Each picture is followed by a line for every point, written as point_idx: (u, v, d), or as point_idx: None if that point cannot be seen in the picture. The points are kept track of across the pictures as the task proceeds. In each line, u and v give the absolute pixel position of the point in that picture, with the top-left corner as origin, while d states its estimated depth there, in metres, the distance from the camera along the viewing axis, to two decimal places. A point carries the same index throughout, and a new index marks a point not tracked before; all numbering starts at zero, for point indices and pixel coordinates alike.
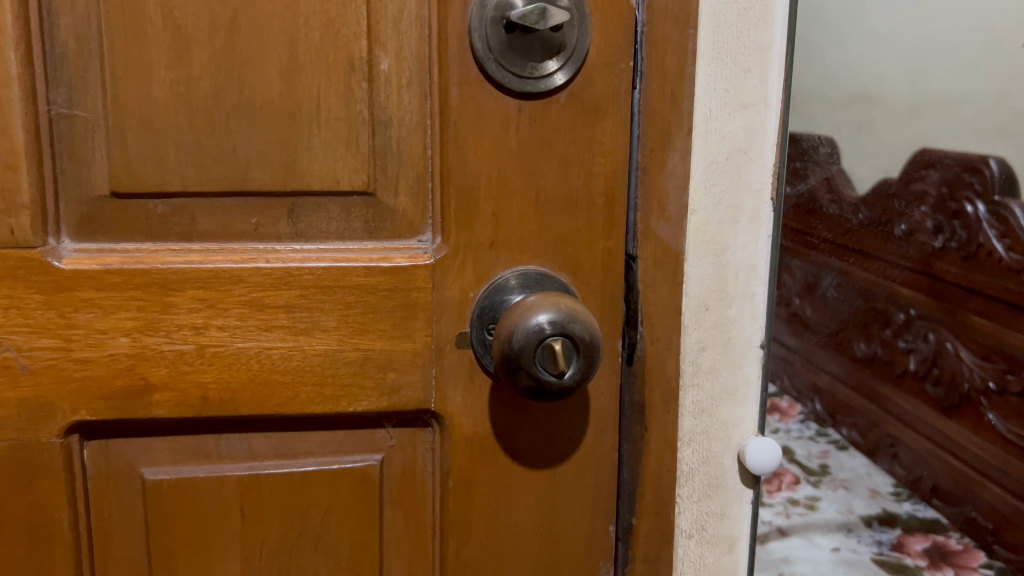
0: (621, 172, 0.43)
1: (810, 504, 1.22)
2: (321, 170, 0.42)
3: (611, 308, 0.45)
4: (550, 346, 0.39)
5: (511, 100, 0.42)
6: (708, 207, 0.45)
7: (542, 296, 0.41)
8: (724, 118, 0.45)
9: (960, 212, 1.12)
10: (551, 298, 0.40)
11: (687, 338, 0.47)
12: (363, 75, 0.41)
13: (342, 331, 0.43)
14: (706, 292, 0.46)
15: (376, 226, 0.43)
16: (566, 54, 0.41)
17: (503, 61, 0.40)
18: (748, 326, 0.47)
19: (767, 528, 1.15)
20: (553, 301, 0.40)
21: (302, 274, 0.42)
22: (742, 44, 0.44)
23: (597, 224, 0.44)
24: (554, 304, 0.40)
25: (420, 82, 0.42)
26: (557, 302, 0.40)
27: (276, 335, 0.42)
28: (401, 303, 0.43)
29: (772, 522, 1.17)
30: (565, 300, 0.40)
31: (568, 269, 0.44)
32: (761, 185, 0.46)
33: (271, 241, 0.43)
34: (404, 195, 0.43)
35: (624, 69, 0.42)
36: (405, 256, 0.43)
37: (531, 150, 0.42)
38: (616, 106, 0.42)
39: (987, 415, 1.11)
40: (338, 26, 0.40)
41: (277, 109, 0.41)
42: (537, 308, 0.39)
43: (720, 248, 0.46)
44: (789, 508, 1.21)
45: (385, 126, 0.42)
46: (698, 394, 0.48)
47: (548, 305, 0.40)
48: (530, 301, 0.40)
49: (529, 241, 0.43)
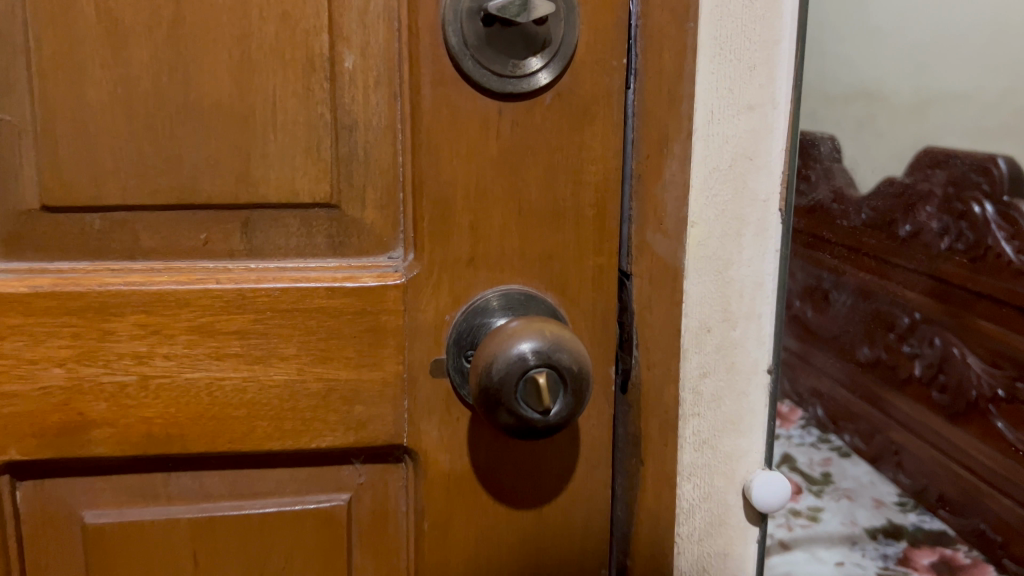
0: (613, 181, 0.39)
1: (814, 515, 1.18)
2: (278, 179, 0.37)
3: (601, 332, 0.41)
4: (532, 379, 0.35)
5: (490, 102, 0.37)
6: (709, 220, 0.41)
7: (527, 321, 0.36)
8: (727, 120, 0.40)
9: (968, 213, 1.06)
10: (536, 325, 0.36)
11: (688, 363, 0.42)
12: (323, 74, 0.37)
13: (302, 361, 0.38)
14: (708, 313, 0.42)
15: (341, 241, 0.39)
16: (551, 50, 0.36)
17: (481, 58, 0.36)
18: (754, 350, 0.43)
19: (768, 541, 1.11)
20: (539, 328, 0.36)
21: (256, 297, 0.37)
22: (747, 39, 0.40)
23: (587, 240, 0.39)
24: (539, 331, 0.36)
25: (388, 82, 0.38)
26: (543, 330, 0.36)
27: (228, 365, 0.38)
28: (368, 328, 0.38)
29: (773, 535, 1.13)
30: (552, 328, 0.36)
31: (555, 289, 0.40)
32: (769, 195, 0.41)
33: (223, 259, 0.38)
34: (372, 207, 0.39)
35: (617, 67, 0.38)
36: (372, 275, 0.38)
37: (513, 157, 0.38)
38: (607, 108, 0.38)
39: (996, 423, 1.06)
40: (294, 19, 0.36)
41: (227, 112, 0.36)
42: (519, 335, 0.35)
43: (724, 264, 0.42)
44: (792, 519, 1.17)
45: (349, 131, 0.38)
46: (699, 424, 0.43)
47: (532, 333, 0.35)
48: (514, 327, 0.36)
49: (510, 258, 0.39)
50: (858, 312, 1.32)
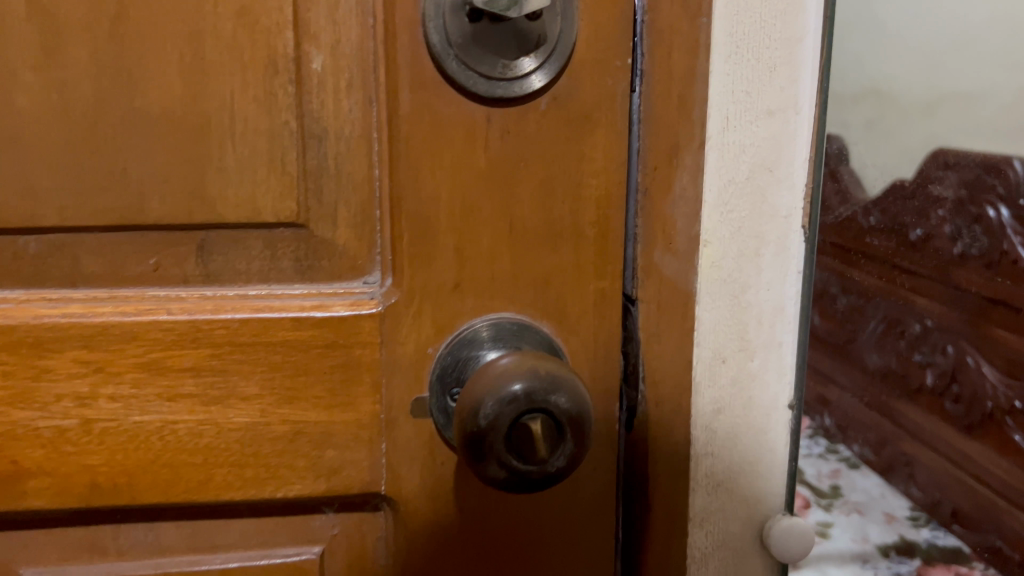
0: (616, 195, 0.35)
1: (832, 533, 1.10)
2: (237, 197, 0.33)
3: (604, 364, 0.36)
4: (524, 426, 0.30)
5: (478, 108, 0.33)
6: (724, 239, 0.37)
7: (518, 356, 0.32)
8: (744, 127, 0.36)
9: (980, 217, 0.98)
10: (527, 361, 0.31)
11: (701, 398, 0.38)
12: (288, 77, 0.33)
13: (265, 401, 0.34)
14: (723, 342, 0.38)
15: (309, 265, 0.34)
16: (546, 49, 0.32)
17: (466, 58, 0.32)
18: (773, 381, 0.39)
19: None
20: (531, 365, 0.31)
21: (213, 330, 0.33)
22: (767, 36, 0.35)
23: (587, 263, 0.35)
24: (531, 369, 0.31)
25: (362, 86, 0.33)
26: (535, 367, 0.31)
27: (182, 406, 0.34)
28: (340, 363, 0.34)
29: None
30: (546, 364, 0.31)
31: (552, 318, 0.35)
32: (790, 211, 0.37)
33: (176, 286, 0.34)
34: (345, 226, 0.34)
35: (620, 68, 0.34)
36: (343, 303, 0.34)
37: (503, 170, 0.34)
38: (609, 114, 0.34)
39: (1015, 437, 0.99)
40: (253, 15, 0.32)
41: (178, 121, 0.32)
42: (508, 375, 0.31)
43: (741, 287, 0.37)
44: None
45: (318, 141, 0.33)
46: (712, 464, 0.39)
47: (522, 372, 0.31)
48: (503, 364, 0.31)
49: (501, 283, 0.35)
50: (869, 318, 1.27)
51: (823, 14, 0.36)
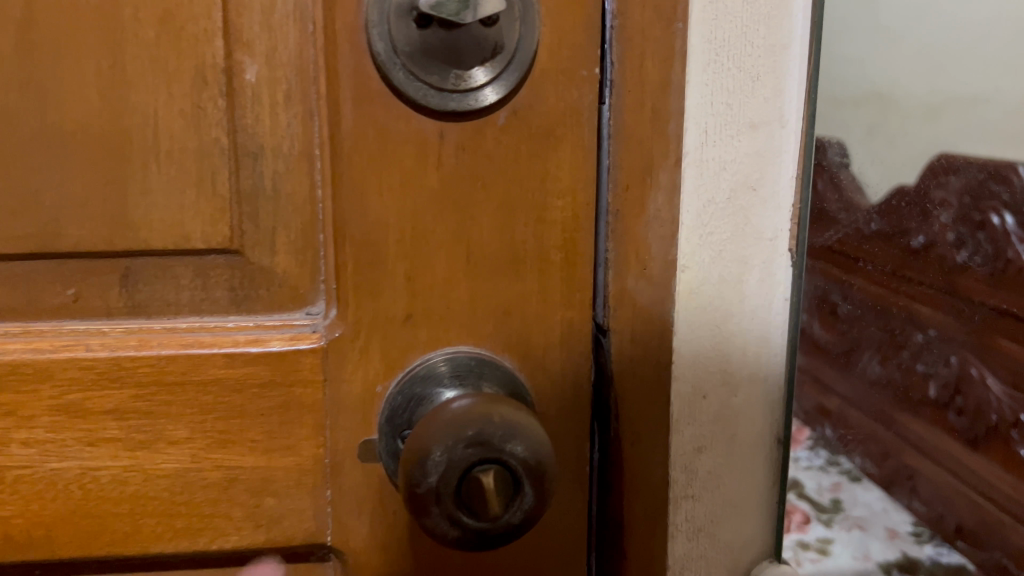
0: (583, 217, 0.32)
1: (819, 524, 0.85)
2: (163, 221, 0.30)
3: (573, 401, 0.33)
4: (475, 478, 0.27)
5: (430, 123, 0.30)
6: (704, 264, 0.34)
7: (473, 401, 0.28)
8: (725, 142, 0.33)
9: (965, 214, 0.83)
10: (482, 405, 0.28)
11: (680, 437, 0.35)
12: (218, 89, 0.29)
13: (196, 445, 0.31)
14: (703, 375, 0.35)
15: (245, 295, 0.31)
16: (504, 57, 0.29)
17: (414, 68, 0.29)
18: (759, 416, 0.36)
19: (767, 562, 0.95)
20: (486, 410, 0.28)
21: (137, 368, 0.30)
22: (749, 42, 0.32)
23: (552, 290, 0.32)
24: (486, 414, 0.28)
25: (302, 97, 0.30)
26: (491, 412, 0.28)
27: (105, 452, 0.31)
28: (279, 403, 0.31)
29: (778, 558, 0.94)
30: (502, 410, 0.28)
31: (514, 351, 0.32)
32: (776, 233, 0.34)
33: (99, 319, 0.31)
34: (284, 253, 0.31)
35: (587, 78, 0.31)
36: (281, 338, 0.31)
37: (457, 190, 0.31)
38: (575, 129, 0.31)
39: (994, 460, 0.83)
40: (178, 21, 0.29)
41: (96, 138, 0.29)
42: (460, 419, 0.27)
43: (722, 315, 0.34)
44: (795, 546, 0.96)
45: (253, 159, 0.30)
46: (693, 508, 0.36)
47: (476, 417, 0.27)
48: (456, 408, 0.28)
49: (457, 315, 0.32)
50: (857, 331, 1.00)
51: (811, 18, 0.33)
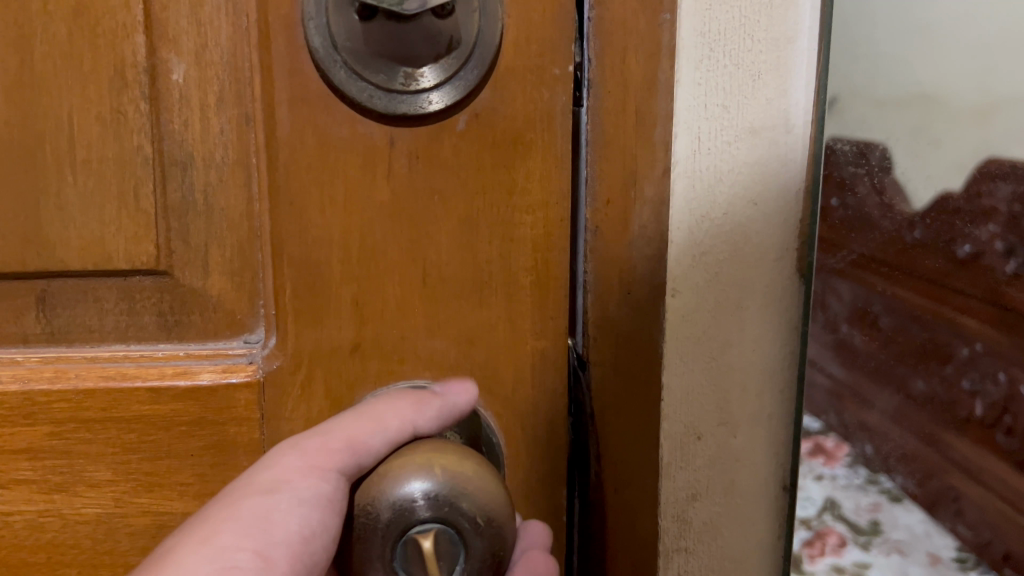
0: (558, 236, 0.28)
1: (823, 510, 0.57)
2: (80, 239, 0.27)
3: (547, 443, 0.29)
4: (412, 540, 0.23)
5: (377, 128, 0.26)
6: (698, 287, 0.29)
7: (418, 446, 0.24)
8: (722, 149, 0.28)
9: None
10: (423, 454, 0.24)
11: (670, 482, 0.31)
12: (140, 91, 0.26)
13: (120, 489, 0.27)
14: (698, 413, 0.31)
15: (176, 321, 0.28)
16: (460, 53, 0.25)
17: (357, 66, 0.25)
18: (763, 460, 0.32)
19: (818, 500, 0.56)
20: (424, 460, 0.24)
21: (51, 403, 0.27)
22: (749, 35, 0.28)
23: (521, 317, 0.28)
24: (425, 466, 0.23)
25: (236, 100, 0.27)
26: (430, 464, 0.24)
27: (19, 495, 0.28)
28: (211, 444, 0.27)
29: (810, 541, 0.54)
30: (443, 462, 0.24)
31: (478, 387, 0.28)
32: (782, 253, 0.30)
33: (16, 346, 0.28)
34: (220, 274, 0.28)
35: (559, 78, 0.27)
36: (212, 370, 0.27)
37: (409, 205, 0.27)
38: (546, 134, 0.27)
39: None
40: (93, 14, 0.26)
41: (4, 146, 0.26)
42: (396, 475, 0.24)
43: (720, 347, 0.30)
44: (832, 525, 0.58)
45: (182, 169, 0.27)
46: (687, 561, 0.32)
47: (412, 471, 0.23)
48: (396, 457, 0.24)
49: (413, 346, 0.28)
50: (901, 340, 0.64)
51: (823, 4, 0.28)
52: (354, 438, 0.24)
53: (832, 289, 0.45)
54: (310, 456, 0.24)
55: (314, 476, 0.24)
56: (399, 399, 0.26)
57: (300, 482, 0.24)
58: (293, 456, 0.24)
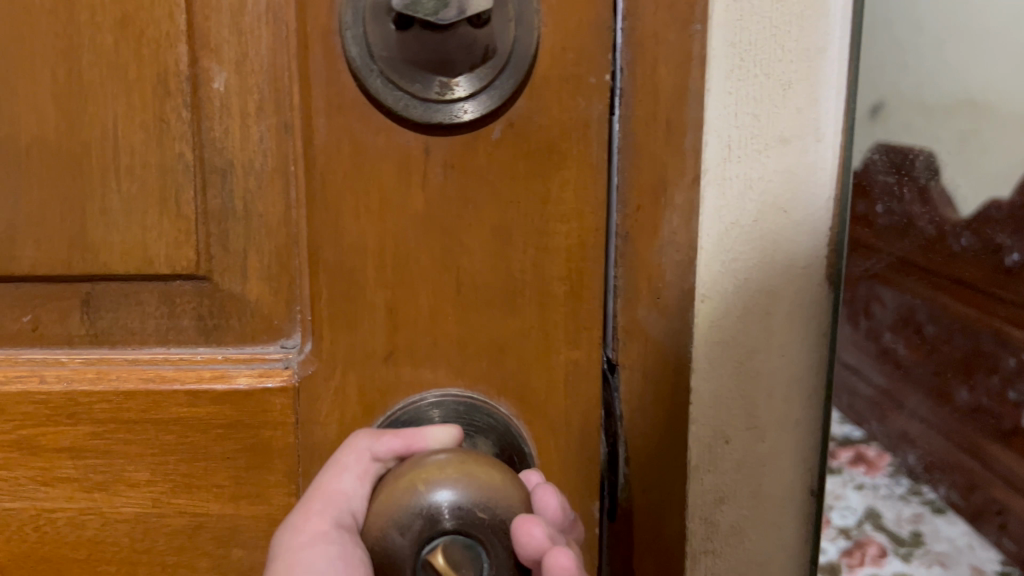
0: (591, 246, 0.28)
1: (862, 518, 0.50)
2: (123, 243, 0.27)
3: (578, 454, 0.29)
4: (427, 563, 0.22)
5: (413, 137, 0.27)
6: (726, 293, 0.29)
7: (399, 470, 0.24)
8: (751, 159, 0.28)
9: None
10: (405, 477, 0.23)
11: (697, 484, 0.31)
12: (182, 99, 0.27)
13: (157, 489, 0.28)
14: (725, 417, 0.30)
15: (214, 325, 0.29)
16: (496, 63, 0.26)
17: (393, 75, 0.26)
18: (791, 467, 0.31)
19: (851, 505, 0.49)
20: (407, 483, 0.23)
21: (93, 404, 0.28)
22: (779, 43, 0.27)
23: (554, 327, 0.28)
24: (410, 487, 0.23)
25: (275, 108, 0.27)
26: (413, 483, 0.23)
27: (61, 493, 0.28)
28: (247, 447, 0.28)
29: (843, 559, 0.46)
30: (425, 476, 0.23)
31: (510, 396, 0.28)
32: (809, 261, 0.29)
33: (62, 347, 0.29)
34: (258, 280, 0.28)
35: (595, 88, 0.27)
36: (249, 374, 0.28)
37: (443, 213, 0.27)
38: (582, 144, 0.27)
39: None
40: (137, 24, 0.26)
41: (53, 153, 0.27)
42: (389, 505, 0.23)
43: (747, 352, 0.30)
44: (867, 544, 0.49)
45: (222, 176, 0.27)
46: (714, 564, 0.32)
47: (402, 494, 0.23)
48: (382, 488, 0.24)
49: (445, 350, 0.28)
50: (944, 357, 0.55)
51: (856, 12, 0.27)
52: (326, 492, 0.25)
53: (866, 295, 0.44)
54: (299, 527, 0.25)
55: (317, 544, 0.24)
56: (353, 438, 0.26)
57: (306, 554, 0.24)
58: (291, 536, 0.25)
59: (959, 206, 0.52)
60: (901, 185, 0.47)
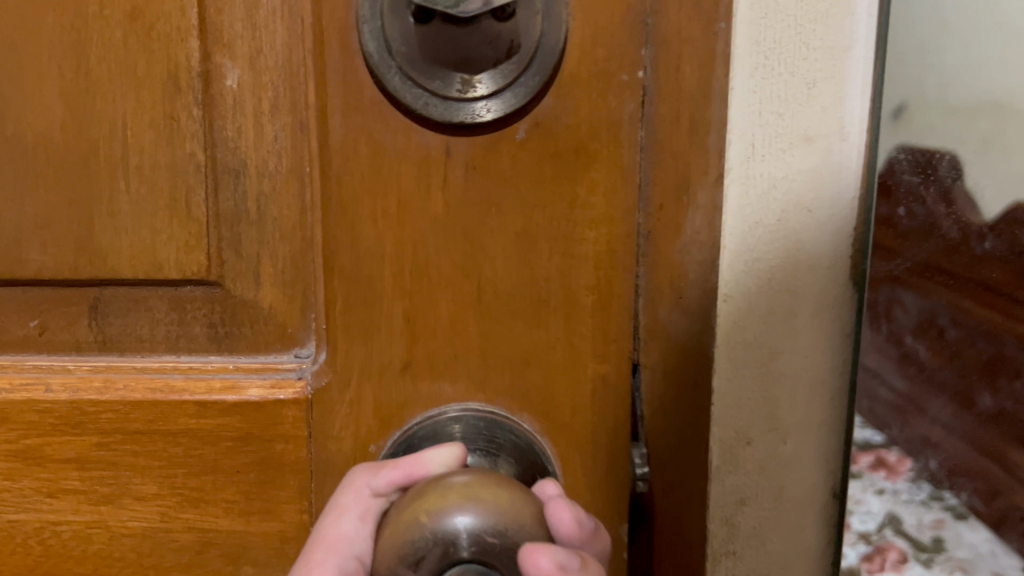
0: (622, 253, 0.26)
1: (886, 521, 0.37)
2: (132, 247, 0.26)
3: (607, 474, 0.27)
4: None
5: (433, 137, 0.25)
6: (750, 292, 0.26)
7: (401, 505, 0.22)
8: (776, 155, 0.25)
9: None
10: (407, 511, 0.22)
11: (716, 488, 0.27)
12: (193, 97, 0.26)
13: (165, 503, 0.27)
14: (747, 416, 0.27)
15: (226, 333, 0.27)
16: (520, 59, 0.24)
17: (412, 72, 0.24)
18: (818, 471, 0.28)
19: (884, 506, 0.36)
20: (410, 516, 0.21)
21: (99, 414, 0.27)
22: (803, 43, 0.24)
23: (581, 339, 0.26)
24: (413, 521, 0.21)
25: (291, 107, 0.26)
26: (416, 516, 0.21)
27: (66, 505, 0.27)
28: (258, 461, 0.27)
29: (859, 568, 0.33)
30: (427, 507, 0.21)
31: (534, 411, 0.27)
32: (835, 261, 0.26)
33: (70, 353, 0.28)
34: (271, 286, 0.27)
35: (628, 85, 0.25)
36: (261, 385, 0.27)
37: (464, 217, 0.26)
38: (613, 145, 0.25)
39: None
40: (148, 18, 0.25)
41: (60, 152, 0.26)
42: (393, 541, 0.21)
43: (770, 352, 0.26)
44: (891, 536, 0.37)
45: (234, 177, 0.26)
46: (734, 566, 0.28)
47: (406, 528, 0.21)
48: (384, 526, 0.22)
49: (465, 362, 0.26)
50: (970, 359, 0.44)
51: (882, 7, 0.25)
52: (328, 538, 0.24)
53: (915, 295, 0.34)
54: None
55: None
56: (352, 474, 0.25)
57: None
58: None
59: (979, 208, 0.42)
60: (926, 190, 0.36)
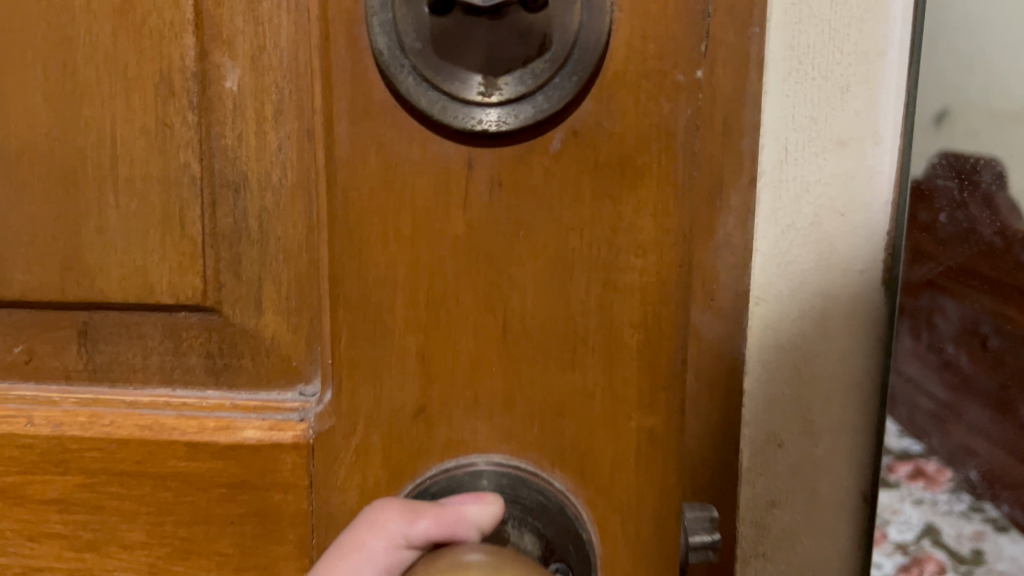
0: (674, 286, 0.22)
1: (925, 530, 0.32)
2: (122, 267, 0.24)
3: (654, 544, 0.23)
4: None
5: (454, 148, 0.22)
6: (784, 299, 0.22)
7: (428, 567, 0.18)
8: (807, 161, 0.21)
9: None
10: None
11: (747, 489, 0.24)
12: (188, 100, 0.23)
13: (152, 554, 0.24)
14: (779, 419, 0.23)
15: (224, 365, 0.24)
16: (554, 56, 0.21)
17: (428, 72, 0.21)
18: (855, 480, 0.23)
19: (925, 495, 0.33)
20: None
21: (83, 454, 0.24)
22: (836, 46, 0.21)
23: (624, 385, 0.22)
24: None
25: (296, 112, 0.23)
26: None
27: (48, 551, 0.25)
28: (253, 511, 0.23)
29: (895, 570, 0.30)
30: None
31: (568, 467, 0.23)
32: (871, 267, 0.22)
33: (58, 382, 0.25)
34: (273, 313, 0.24)
35: (685, 88, 0.21)
36: (259, 426, 0.24)
37: (487, 240, 0.22)
38: (666, 158, 0.21)
39: None
40: (139, 12, 0.22)
41: (46, 161, 0.23)
42: None
43: (804, 355, 0.22)
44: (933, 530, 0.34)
45: (234, 191, 0.23)
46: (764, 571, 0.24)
47: None
48: None
49: (486, 408, 0.23)
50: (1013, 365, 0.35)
51: (922, 3, 0.21)
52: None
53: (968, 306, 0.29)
54: None
55: None
56: (384, 508, 0.21)
57: None
58: None
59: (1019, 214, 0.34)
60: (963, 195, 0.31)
